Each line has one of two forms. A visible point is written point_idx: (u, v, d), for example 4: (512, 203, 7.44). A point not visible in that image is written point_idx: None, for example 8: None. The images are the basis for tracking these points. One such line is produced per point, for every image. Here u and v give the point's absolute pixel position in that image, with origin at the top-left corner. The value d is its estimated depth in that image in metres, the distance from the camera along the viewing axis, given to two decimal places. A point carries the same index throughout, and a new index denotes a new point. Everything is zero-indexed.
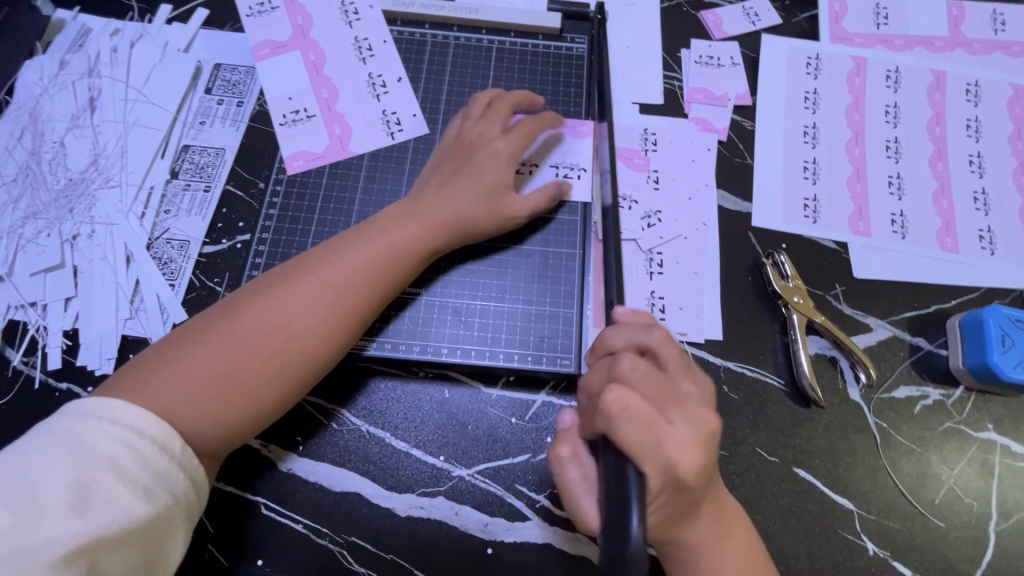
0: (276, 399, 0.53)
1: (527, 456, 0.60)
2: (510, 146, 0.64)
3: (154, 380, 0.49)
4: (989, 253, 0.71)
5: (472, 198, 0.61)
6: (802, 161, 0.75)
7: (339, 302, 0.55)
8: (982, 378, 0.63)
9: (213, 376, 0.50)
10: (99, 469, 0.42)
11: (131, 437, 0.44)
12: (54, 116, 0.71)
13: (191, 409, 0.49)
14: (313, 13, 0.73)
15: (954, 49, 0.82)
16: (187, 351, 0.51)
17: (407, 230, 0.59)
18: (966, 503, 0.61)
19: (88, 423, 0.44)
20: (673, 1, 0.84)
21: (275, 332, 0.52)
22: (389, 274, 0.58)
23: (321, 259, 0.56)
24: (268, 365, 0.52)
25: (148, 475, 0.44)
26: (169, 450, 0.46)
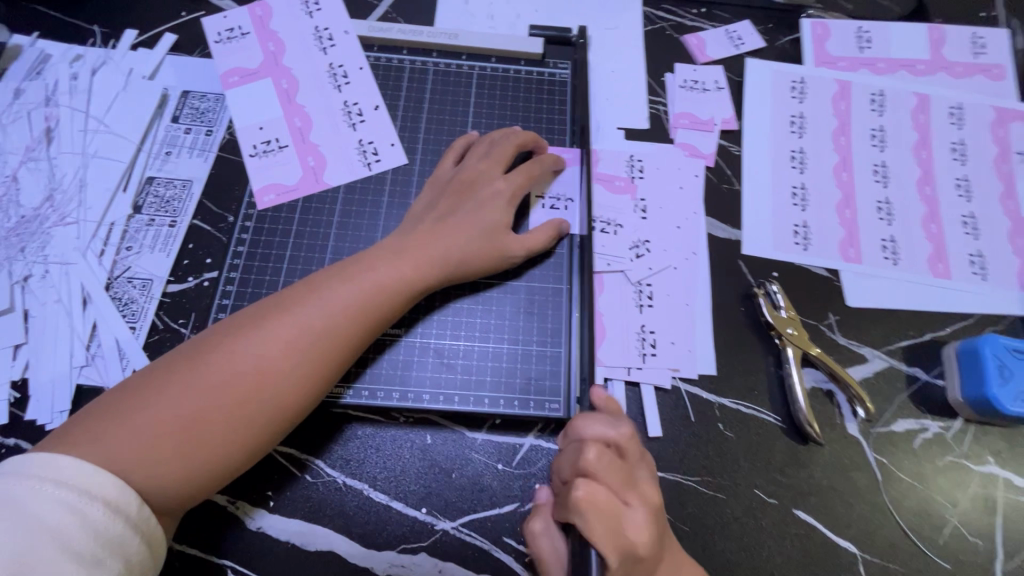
0: (244, 453, 0.49)
1: (515, 505, 0.57)
2: (512, 189, 0.61)
3: (107, 432, 0.44)
4: (981, 278, 0.70)
5: (470, 238, 0.58)
6: (790, 187, 0.74)
7: (315, 347, 0.51)
8: (981, 410, 0.61)
9: (173, 428, 0.46)
10: (43, 542, 0.38)
11: (80, 501, 0.40)
12: (7, 148, 0.67)
13: (149, 464, 0.44)
14: (286, 38, 0.70)
15: (936, 72, 0.82)
16: (146, 400, 0.46)
17: (394, 268, 0.55)
18: (971, 542, 0.58)
19: (30, 485, 0.40)
20: (656, 24, 0.83)
21: (244, 379, 0.48)
22: (371, 313, 0.54)
23: (299, 298, 0.53)
24: (234, 417, 0.48)
25: (97, 543, 0.40)
26: (123, 512, 0.42)
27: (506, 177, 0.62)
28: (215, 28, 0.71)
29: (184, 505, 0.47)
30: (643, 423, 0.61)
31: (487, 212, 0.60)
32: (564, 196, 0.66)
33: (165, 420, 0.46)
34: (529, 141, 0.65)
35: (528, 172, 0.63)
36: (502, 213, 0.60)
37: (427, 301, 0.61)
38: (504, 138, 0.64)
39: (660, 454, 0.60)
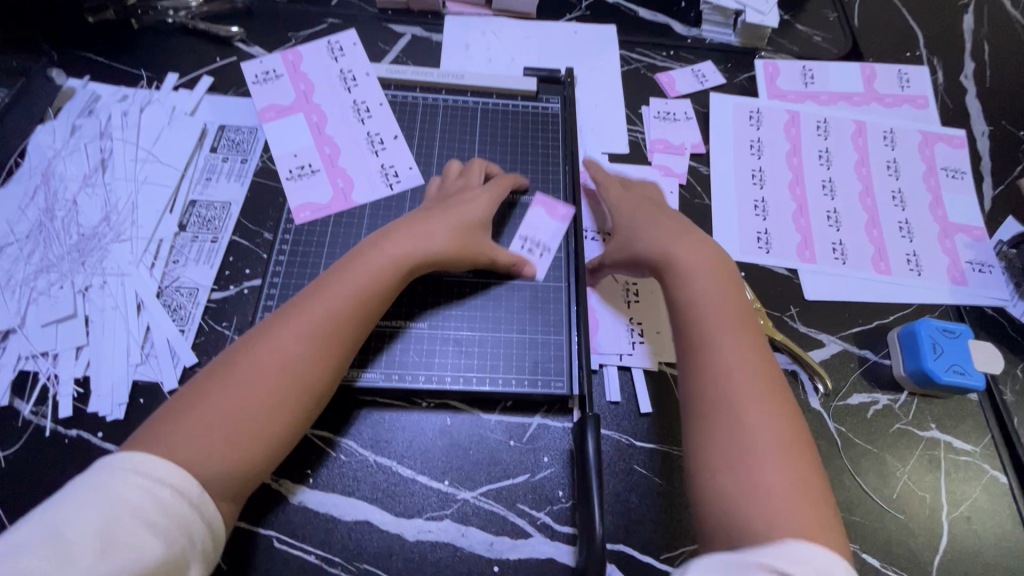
0: (283, 435, 0.55)
1: (527, 476, 0.64)
2: (490, 195, 0.71)
3: (162, 434, 0.50)
4: (917, 274, 0.82)
5: (451, 230, 0.67)
6: (753, 200, 0.86)
7: (325, 330, 0.58)
8: (920, 382, 0.71)
9: (218, 419, 0.52)
10: (124, 518, 0.44)
11: (151, 485, 0.46)
12: (66, 177, 0.76)
13: (202, 450, 0.50)
14: (315, 80, 0.82)
15: (870, 103, 0.96)
16: (191, 403, 0.53)
17: (387, 257, 0.63)
18: (919, 496, 0.68)
19: (111, 475, 0.46)
20: (631, 66, 0.96)
21: (271, 371, 0.55)
22: (373, 296, 0.61)
23: (306, 295, 0.60)
24: (268, 404, 0.54)
25: (167, 519, 0.45)
26: (187, 494, 0.48)
27: (482, 193, 0.71)
28: (253, 71, 0.82)
29: (241, 492, 0.53)
30: (635, 401, 0.69)
31: (467, 216, 0.68)
32: (540, 244, 0.74)
33: (209, 417, 0.52)
34: (480, 167, 0.75)
35: (501, 182, 0.73)
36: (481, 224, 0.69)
37: (439, 298, 0.71)
38: (469, 164, 0.75)
39: (652, 429, 0.68)
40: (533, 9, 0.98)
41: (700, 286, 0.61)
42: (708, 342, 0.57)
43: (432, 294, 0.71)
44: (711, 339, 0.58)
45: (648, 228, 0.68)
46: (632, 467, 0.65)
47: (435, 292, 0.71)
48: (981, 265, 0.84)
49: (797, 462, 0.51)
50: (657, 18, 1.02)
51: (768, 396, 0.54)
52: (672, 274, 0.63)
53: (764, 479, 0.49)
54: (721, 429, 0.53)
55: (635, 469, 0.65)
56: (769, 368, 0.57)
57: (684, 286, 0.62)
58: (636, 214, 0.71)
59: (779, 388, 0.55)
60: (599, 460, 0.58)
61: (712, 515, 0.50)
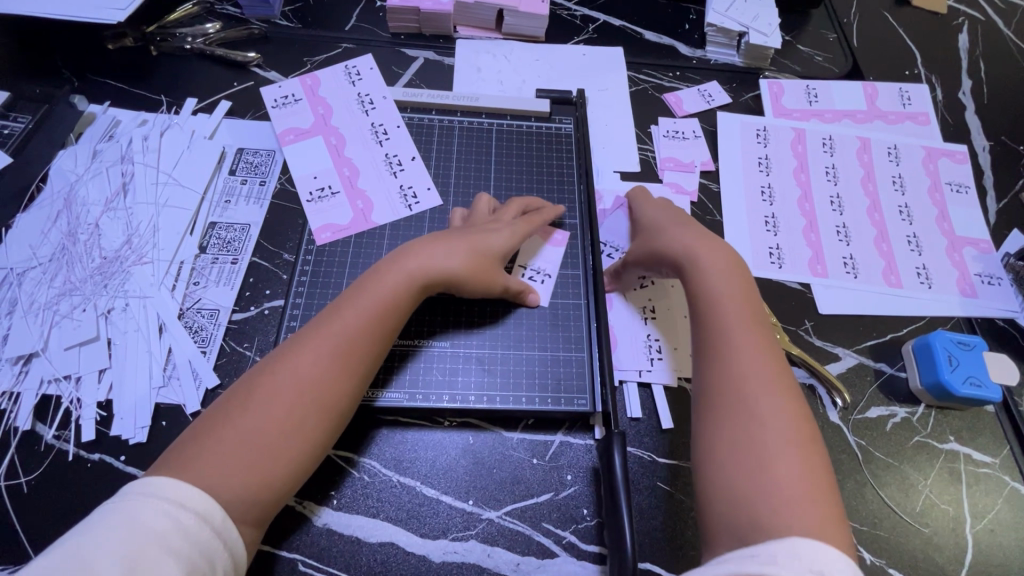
0: (307, 455, 0.54)
1: (551, 494, 0.64)
2: (518, 228, 0.71)
3: (185, 458, 0.49)
4: (927, 287, 0.83)
5: (472, 255, 0.66)
6: (763, 216, 0.87)
7: (345, 346, 0.57)
8: (937, 394, 0.72)
9: (239, 442, 0.50)
10: (150, 543, 0.42)
11: (173, 511, 0.44)
12: (88, 201, 0.76)
13: (224, 474, 0.49)
14: (333, 104, 0.83)
15: (874, 120, 0.98)
16: (213, 426, 0.51)
17: (406, 273, 0.62)
18: (942, 509, 0.68)
19: (134, 501, 0.44)
20: (639, 87, 0.99)
21: (291, 391, 0.54)
22: (393, 311, 0.60)
23: (326, 313, 0.59)
24: (288, 425, 0.53)
25: (191, 547, 0.43)
26: (210, 520, 0.46)
27: (506, 228, 0.70)
28: (271, 96, 0.84)
29: (264, 515, 0.51)
30: (656, 418, 0.69)
31: (484, 245, 0.67)
32: (543, 270, 0.75)
33: (231, 439, 0.50)
34: (524, 203, 0.76)
35: (532, 220, 0.73)
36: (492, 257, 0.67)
37: (457, 323, 0.71)
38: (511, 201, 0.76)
39: (674, 445, 0.68)
40: (541, 33, 1.01)
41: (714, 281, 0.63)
42: (720, 335, 0.59)
43: (452, 317, 0.71)
44: (723, 330, 0.59)
45: (665, 229, 0.70)
46: (655, 484, 0.65)
47: (455, 315, 0.71)
48: (990, 278, 0.85)
49: (809, 453, 0.51)
50: (662, 40, 1.05)
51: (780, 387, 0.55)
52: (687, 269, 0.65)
53: (776, 473, 0.49)
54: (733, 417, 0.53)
55: (659, 486, 0.65)
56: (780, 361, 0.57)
57: (699, 281, 0.64)
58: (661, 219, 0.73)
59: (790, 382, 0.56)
60: (626, 477, 0.58)
61: (718, 502, 0.50)
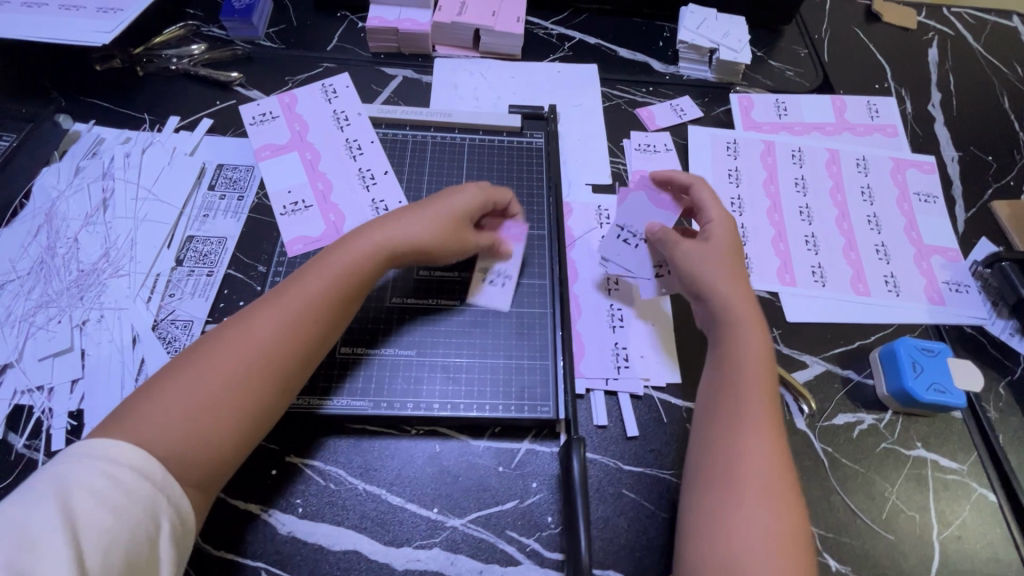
0: (252, 419, 0.56)
1: (515, 501, 0.64)
2: (476, 198, 0.71)
3: (134, 417, 0.52)
4: (895, 295, 0.84)
5: (430, 226, 0.68)
6: (733, 227, 0.88)
7: (297, 317, 0.60)
8: (904, 401, 0.72)
9: (188, 406, 0.53)
10: (84, 497, 0.44)
11: (110, 468, 0.47)
12: (68, 216, 0.79)
13: (169, 434, 0.51)
14: (309, 121, 0.86)
15: (842, 132, 1.01)
16: (162, 389, 0.54)
17: (361, 250, 0.65)
18: (909, 516, 0.68)
19: (75, 462, 0.47)
20: (613, 102, 1.01)
21: (241, 355, 0.57)
22: (348, 284, 0.63)
23: (281, 288, 0.62)
24: (235, 387, 0.55)
25: (126, 497, 0.46)
26: (149, 475, 0.48)
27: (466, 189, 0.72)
28: (250, 113, 0.86)
29: (207, 479, 0.53)
30: (622, 425, 0.70)
31: (450, 211, 0.69)
32: (503, 272, 0.75)
33: (178, 401, 0.53)
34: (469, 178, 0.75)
35: (488, 188, 0.73)
36: (460, 220, 0.70)
37: (443, 298, 0.74)
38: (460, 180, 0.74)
39: (639, 452, 0.68)
40: (518, 51, 1.04)
41: (745, 341, 0.64)
42: (736, 400, 0.61)
43: (434, 294, 0.74)
44: (741, 394, 0.61)
45: (709, 265, 0.69)
46: (620, 491, 0.66)
47: (439, 290, 0.75)
48: (958, 285, 0.86)
49: (787, 546, 0.53)
50: (636, 57, 1.08)
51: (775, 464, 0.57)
52: (721, 324, 0.67)
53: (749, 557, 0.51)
54: (723, 486, 0.56)
55: (625, 494, 0.66)
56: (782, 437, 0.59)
57: (730, 341, 0.65)
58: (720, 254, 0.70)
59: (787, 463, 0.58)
60: (584, 482, 0.59)
61: None
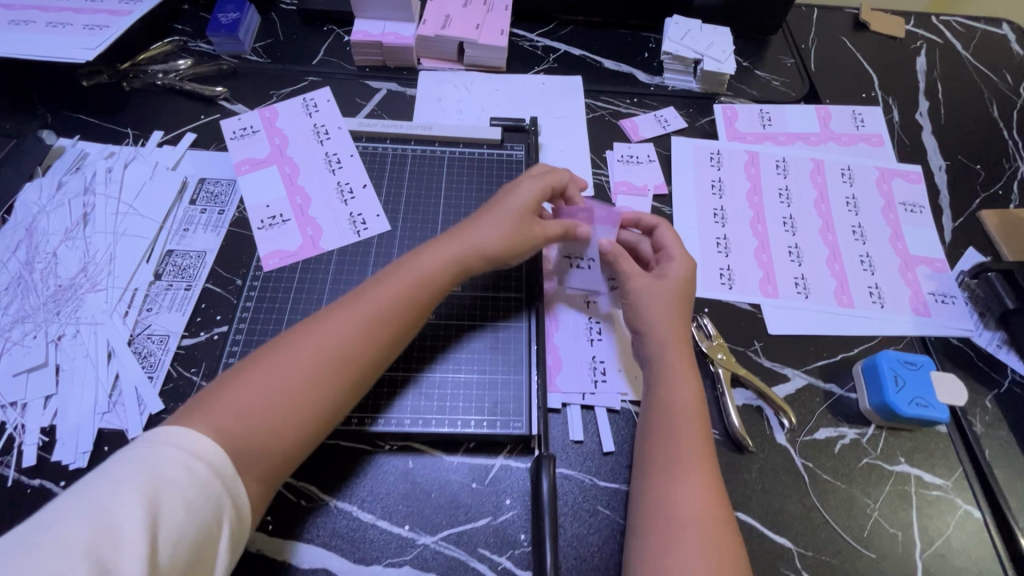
0: (316, 421, 0.57)
1: (488, 519, 0.64)
2: (535, 198, 0.73)
3: (216, 407, 0.54)
4: (880, 306, 0.83)
5: (496, 233, 0.70)
6: (715, 238, 0.88)
7: (371, 325, 0.62)
8: (886, 415, 0.71)
9: (266, 403, 0.55)
10: (164, 491, 0.46)
11: (189, 460, 0.49)
12: (49, 231, 0.79)
13: (245, 429, 0.53)
14: (289, 135, 0.87)
15: (827, 142, 1.00)
16: (241, 383, 0.56)
17: (434, 260, 0.68)
18: (891, 533, 0.66)
19: (156, 449, 0.48)
20: (596, 113, 1.01)
21: (316, 354, 0.58)
22: (423, 292, 0.66)
23: (358, 294, 0.65)
24: (308, 385, 0.57)
25: (201, 497, 0.47)
26: (220, 471, 0.50)
27: (524, 183, 0.74)
28: (231, 128, 0.87)
29: (270, 474, 0.55)
30: (599, 440, 0.69)
31: (517, 207, 0.72)
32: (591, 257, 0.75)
33: (256, 397, 0.55)
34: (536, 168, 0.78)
35: (546, 181, 0.74)
36: (524, 215, 0.71)
37: (503, 312, 0.75)
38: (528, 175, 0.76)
39: (615, 468, 0.67)
40: (502, 63, 1.04)
41: (679, 389, 0.64)
42: (671, 453, 0.60)
43: (494, 308, 0.75)
44: (680, 446, 0.60)
45: (651, 311, 0.69)
46: (594, 508, 0.65)
47: (501, 304, 0.76)
48: (944, 296, 0.85)
49: None
50: (621, 68, 1.08)
51: (710, 520, 0.55)
52: (657, 372, 0.66)
53: None
54: (661, 545, 0.55)
55: (600, 511, 0.65)
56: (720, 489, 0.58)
57: (666, 388, 0.64)
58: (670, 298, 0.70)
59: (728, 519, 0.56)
60: (551, 498, 0.60)
61: None
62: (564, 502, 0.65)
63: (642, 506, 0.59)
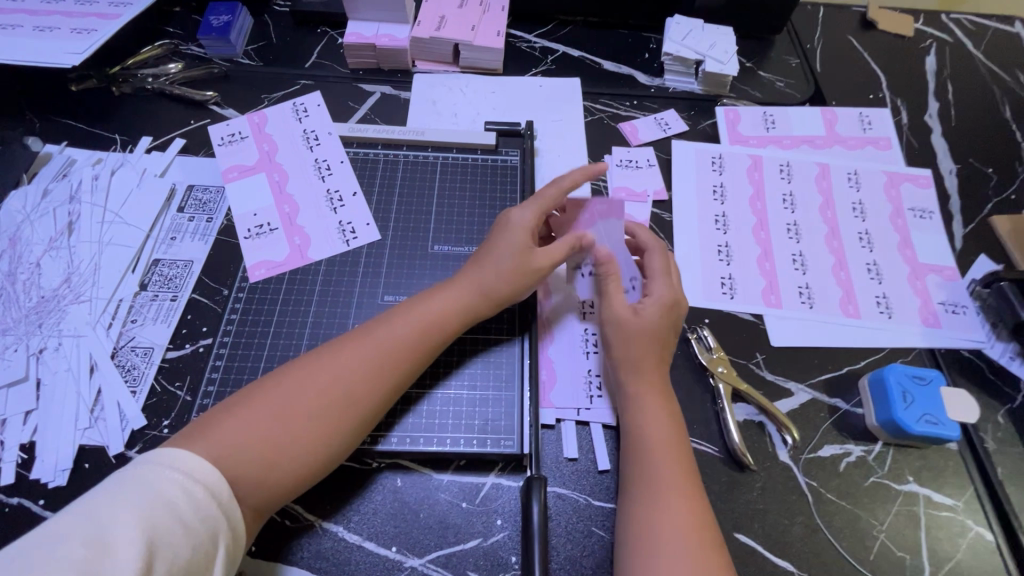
0: (322, 459, 0.56)
1: (478, 540, 0.61)
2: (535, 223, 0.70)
3: (216, 432, 0.52)
4: (887, 317, 0.80)
5: (505, 270, 0.68)
6: (716, 246, 0.85)
7: (383, 359, 0.60)
8: (894, 432, 0.68)
9: (266, 433, 0.53)
10: (162, 512, 0.44)
11: (187, 482, 0.47)
12: (33, 241, 0.78)
13: (242, 459, 0.51)
14: (279, 141, 0.85)
15: (833, 145, 0.97)
16: (245, 410, 0.55)
17: (451, 296, 0.67)
18: (898, 556, 0.64)
19: (156, 470, 0.47)
20: (594, 117, 0.98)
21: (331, 390, 0.57)
22: (439, 328, 0.64)
23: (374, 324, 0.63)
24: (319, 422, 0.56)
25: (199, 520, 0.46)
26: (217, 497, 0.48)
27: (522, 208, 0.72)
28: (219, 133, 0.86)
29: (264, 506, 0.53)
30: (594, 458, 0.67)
31: (518, 239, 0.69)
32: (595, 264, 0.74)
33: (257, 426, 0.54)
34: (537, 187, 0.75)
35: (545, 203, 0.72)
36: (525, 243, 0.69)
37: (501, 326, 0.73)
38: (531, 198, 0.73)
39: (610, 488, 0.65)
40: (498, 65, 1.02)
41: (650, 416, 0.63)
42: (651, 482, 0.58)
43: (494, 321, 0.73)
44: (659, 480, 0.58)
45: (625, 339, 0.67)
46: (589, 529, 0.63)
47: (498, 319, 0.73)
48: (954, 306, 0.82)
49: None
50: (620, 69, 1.05)
51: (695, 552, 0.54)
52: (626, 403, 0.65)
53: None
54: None
55: (594, 532, 0.62)
56: (704, 514, 0.57)
57: (637, 420, 0.63)
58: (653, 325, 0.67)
59: (716, 548, 0.55)
60: (542, 526, 0.58)
61: None
62: (556, 522, 0.63)
63: (626, 543, 0.56)
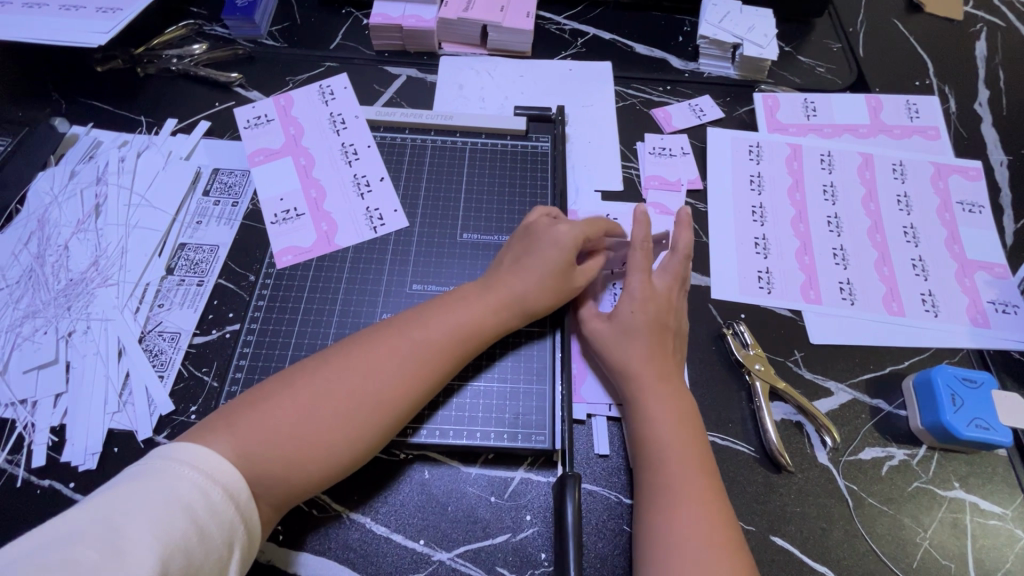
0: (346, 458, 0.54)
1: (507, 535, 0.60)
2: (574, 233, 0.67)
3: (240, 425, 0.52)
4: (933, 315, 0.77)
5: (539, 282, 0.66)
6: (753, 238, 0.82)
7: (410, 363, 0.59)
8: (940, 436, 0.66)
9: (289, 432, 0.52)
10: (179, 514, 0.43)
11: (205, 484, 0.46)
12: (60, 223, 0.77)
13: (263, 458, 0.50)
14: (305, 125, 0.83)
15: (877, 134, 0.93)
16: (269, 406, 0.54)
17: (484, 304, 0.64)
18: (943, 565, 0.61)
19: (177, 469, 0.46)
20: (627, 102, 0.95)
21: (356, 390, 0.56)
22: (472, 339, 0.63)
23: (403, 325, 0.62)
24: (342, 424, 0.54)
25: (216, 524, 0.45)
26: (236, 498, 0.47)
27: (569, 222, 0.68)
28: (244, 116, 0.84)
29: (285, 502, 0.53)
30: (625, 455, 0.65)
31: (553, 253, 0.66)
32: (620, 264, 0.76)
33: (279, 424, 0.52)
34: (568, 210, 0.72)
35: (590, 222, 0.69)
36: (564, 255, 0.66)
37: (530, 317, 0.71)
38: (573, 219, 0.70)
39: None
40: (527, 48, 0.99)
41: (677, 424, 0.60)
42: (670, 483, 0.56)
43: None
44: (684, 488, 0.56)
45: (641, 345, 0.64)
46: (621, 527, 0.61)
47: None
48: (1005, 305, 0.78)
49: None
50: (654, 53, 1.02)
51: (719, 555, 0.52)
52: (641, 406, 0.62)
53: None
54: None
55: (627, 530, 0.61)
56: (724, 514, 0.55)
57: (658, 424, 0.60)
58: (636, 325, 0.65)
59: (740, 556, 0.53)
60: (576, 523, 0.56)
61: None
62: (587, 519, 0.61)
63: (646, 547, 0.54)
